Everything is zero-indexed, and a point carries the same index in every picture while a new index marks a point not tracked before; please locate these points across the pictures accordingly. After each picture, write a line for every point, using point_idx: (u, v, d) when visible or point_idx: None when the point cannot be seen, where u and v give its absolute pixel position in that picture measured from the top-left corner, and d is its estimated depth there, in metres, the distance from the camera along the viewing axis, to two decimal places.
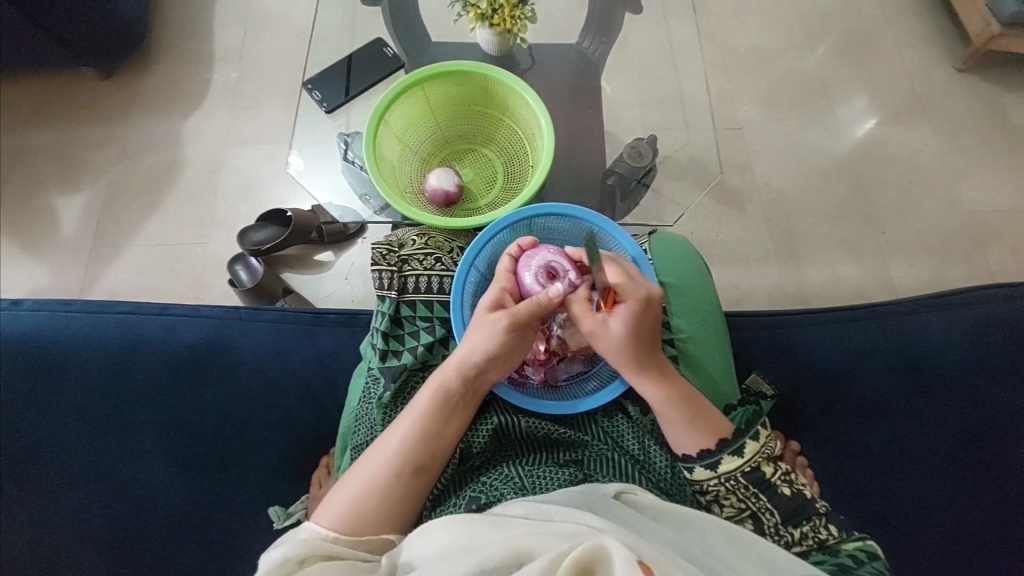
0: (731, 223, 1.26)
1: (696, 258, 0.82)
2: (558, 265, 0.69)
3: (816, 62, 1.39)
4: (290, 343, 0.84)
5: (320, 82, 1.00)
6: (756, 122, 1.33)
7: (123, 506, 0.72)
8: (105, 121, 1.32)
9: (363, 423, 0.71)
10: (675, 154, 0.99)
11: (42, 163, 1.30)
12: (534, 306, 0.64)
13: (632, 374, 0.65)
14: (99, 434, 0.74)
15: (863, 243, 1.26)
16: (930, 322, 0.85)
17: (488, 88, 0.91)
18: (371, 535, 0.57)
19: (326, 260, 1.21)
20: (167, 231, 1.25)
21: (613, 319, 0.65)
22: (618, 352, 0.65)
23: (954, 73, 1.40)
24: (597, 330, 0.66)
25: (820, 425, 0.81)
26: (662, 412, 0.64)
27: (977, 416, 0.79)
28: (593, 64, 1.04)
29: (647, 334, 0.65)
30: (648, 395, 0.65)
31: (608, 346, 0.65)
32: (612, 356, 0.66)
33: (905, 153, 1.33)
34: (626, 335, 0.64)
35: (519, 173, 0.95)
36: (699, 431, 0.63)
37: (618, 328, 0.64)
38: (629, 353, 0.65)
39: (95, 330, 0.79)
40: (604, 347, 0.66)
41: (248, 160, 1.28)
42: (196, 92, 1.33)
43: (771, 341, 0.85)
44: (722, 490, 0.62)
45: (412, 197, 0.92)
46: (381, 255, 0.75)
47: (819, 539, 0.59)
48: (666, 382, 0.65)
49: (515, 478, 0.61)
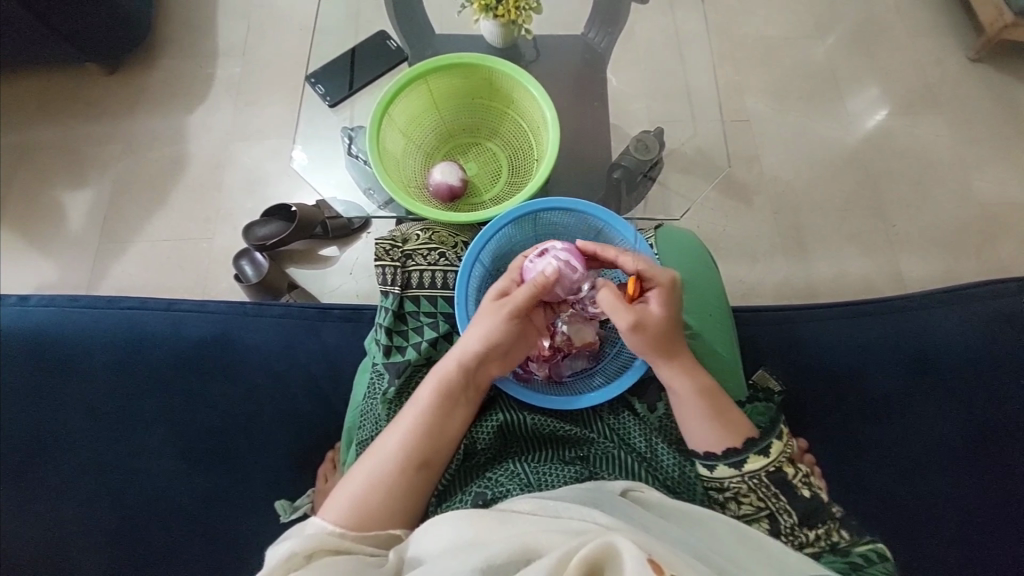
0: (738, 217, 1.25)
1: (704, 254, 0.81)
2: (553, 245, 0.69)
3: (826, 53, 1.37)
4: (295, 338, 0.83)
5: (323, 75, 0.99)
6: (763, 114, 1.32)
7: (132, 501, 0.73)
8: (110, 116, 1.32)
9: (368, 418, 0.71)
10: (682, 147, 0.98)
11: (48, 159, 1.30)
12: (532, 289, 0.64)
13: (664, 362, 0.64)
14: (107, 430, 0.75)
15: (872, 237, 1.25)
16: (943, 317, 0.83)
17: (492, 80, 0.90)
18: (376, 530, 0.57)
19: (331, 255, 1.21)
20: (172, 225, 1.25)
21: (650, 303, 0.65)
22: (659, 337, 0.64)
23: (965, 63, 1.38)
24: (642, 317, 0.64)
25: (829, 422, 0.80)
26: (688, 405, 0.63)
27: (988, 414, 0.78)
28: (600, 55, 1.02)
29: (677, 322, 0.66)
30: (677, 386, 0.64)
31: (656, 335, 0.64)
32: (653, 343, 0.64)
33: (915, 145, 1.31)
34: (665, 319, 0.64)
35: (524, 166, 0.94)
36: (727, 423, 0.63)
37: (659, 311, 0.65)
38: (667, 337, 0.64)
39: (102, 326, 0.79)
40: (645, 336, 0.63)
41: (252, 155, 1.27)
42: (200, 86, 1.33)
43: (779, 337, 0.84)
44: (742, 488, 0.61)
45: (416, 191, 0.91)
46: (384, 250, 0.75)
47: (831, 542, 0.59)
48: (697, 373, 0.65)
49: (522, 475, 0.61)
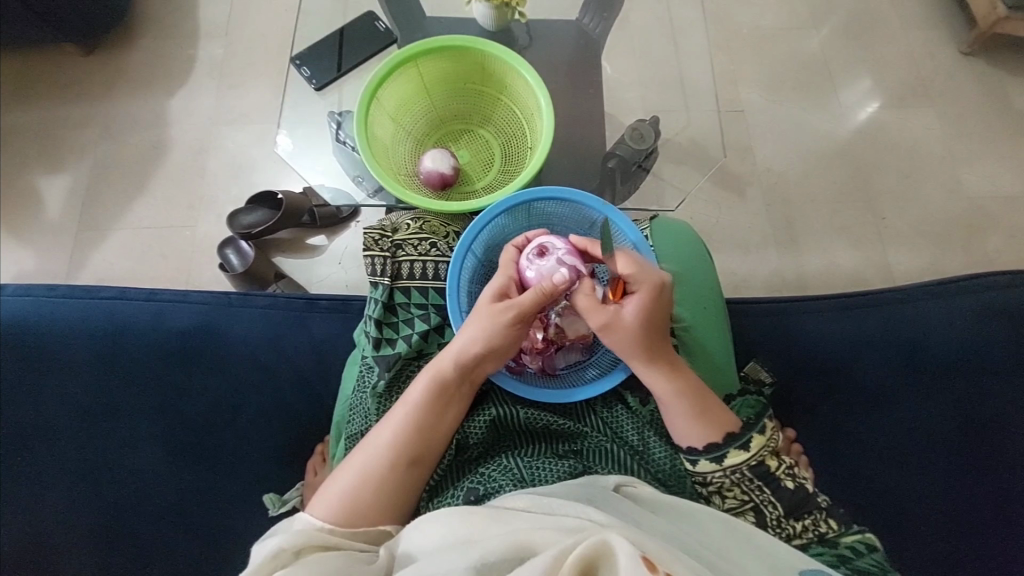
0: (730, 208, 1.24)
1: (699, 245, 0.80)
2: (549, 243, 0.67)
3: (819, 44, 1.36)
4: (282, 329, 0.81)
5: (308, 58, 0.97)
6: (757, 105, 1.31)
7: (113, 496, 0.71)
8: (89, 99, 1.28)
9: (358, 412, 0.69)
10: (676, 137, 0.97)
11: (26, 143, 1.26)
12: (537, 295, 0.62)
13: (642, 364, 0.63)
14: (87, 424, 0.72)
15: (863, 230, 1.25)
16: (935, 311, 0.83)
17: (484, 65, 0.87)
18: (367, 526, 0.56)
19: (318, 244, 1.19)
20: (155, 212, 1.22)
21: (625, 306, 0.63)
22: (631, 341, 0.63)
23: (958, 56, 1.37)
24: (609, 321, 0.63)
25: (821, 415, 0.80)
26: (671, 404, 0.62)
27: (977, 408, 0.78)
28: (594, 41, 1.00)
29: (658, 325, 0.64)
30: (657, 389, 0.63)
31: (627, 338, 0.63)
32: (624, 346, 0.63)
33: (907, 138, 1.31)
34: (638, 323, 0.63)
35: (518, 155, 0.93)
36: (706, 423, 0.61)
37: (631, 316, 0.63)
38: (637, 342, 0.63)
39: (82, 316, 0.77)
40: (615, 339, 0.63)
41: (238, 141, 1.24)
42: (183, 70, 1.29)
43: (772, 329, 0.83)
44: (726, 482, 0.60)
45: (406, 178, 0.89)
46: (373, 240, 0.74)
47: (818, 532, 0.58)
48: (676, 375, 0.63)
49: (514, 470, 0.60)
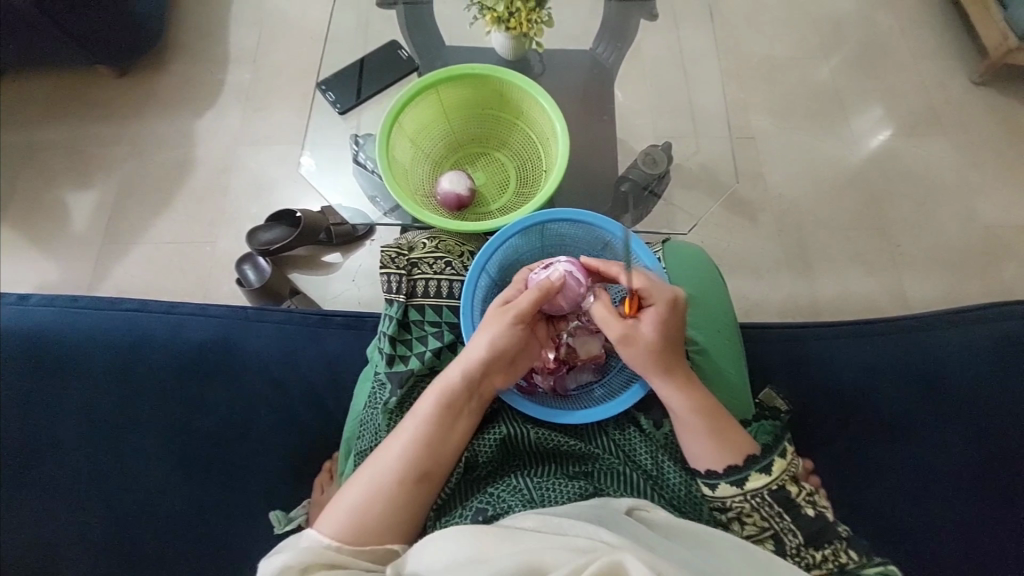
0: (743, 233, 1.25)
1: (712, 269, 0.81)
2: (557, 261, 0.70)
3: (831, 73, 1.38)
4: (296, 345, 0.82)
5: (334, 84, 0.99)
6: (769, 132, 1.32)
7: (124, 507, 0.71)
8: (118, 117, 1.32)
9: (368, 428, 0.70)
10: (686, 162, 0.98)
11: (55, 159, 1.30)
12: (535, 295, 0.65)
13: (660, 381, 0.63)
14: (102, 434, 0.73)
15: (876, 257, 1.25)
16: (947, 338, 0.83)
17: (501, 91, 0.90)
18: (374, 544, 0.56)
19: (334, 261, 1.21)
20: (176, 228, 1.24)
21: (644, 322, 0.64)
22: (646, 358, 0.63)
23: (969, 86, 1.38)
24: (628, 334, 0.64)
25: (833, 443, 0.79)
26: (686, 420, 0.63)
27: (992, 439, 0.78)
28: (608, 70, 1.02)
29: (673, 342, 0.64)
30: (673, 403, 0.63)
31: (644, 354, 0.63)
32: (639, 362, 0.64)
33: (919, 166, 1.31)
34: (658, 339, 0.63)
35: (532, 177, 0.94)
36: (726, 447, 0.61)
37: (650, 332, 0.63)
38: (655, 358, 0.63)
39: (103, 327, 0.78)
40: (633, 355, 0.64)
41: (258, 161, 1.27)
42: (209, 91, 1.33)
43: (784, 356, 0.84)
44: (745, 507, 0.60)
45: (423, 199, 0.91)
46: (390, 258, 0.75)
47: (839, 564, 0.57)
48: (694, 393, 0.63)
49: (524, 490, 0.60)
